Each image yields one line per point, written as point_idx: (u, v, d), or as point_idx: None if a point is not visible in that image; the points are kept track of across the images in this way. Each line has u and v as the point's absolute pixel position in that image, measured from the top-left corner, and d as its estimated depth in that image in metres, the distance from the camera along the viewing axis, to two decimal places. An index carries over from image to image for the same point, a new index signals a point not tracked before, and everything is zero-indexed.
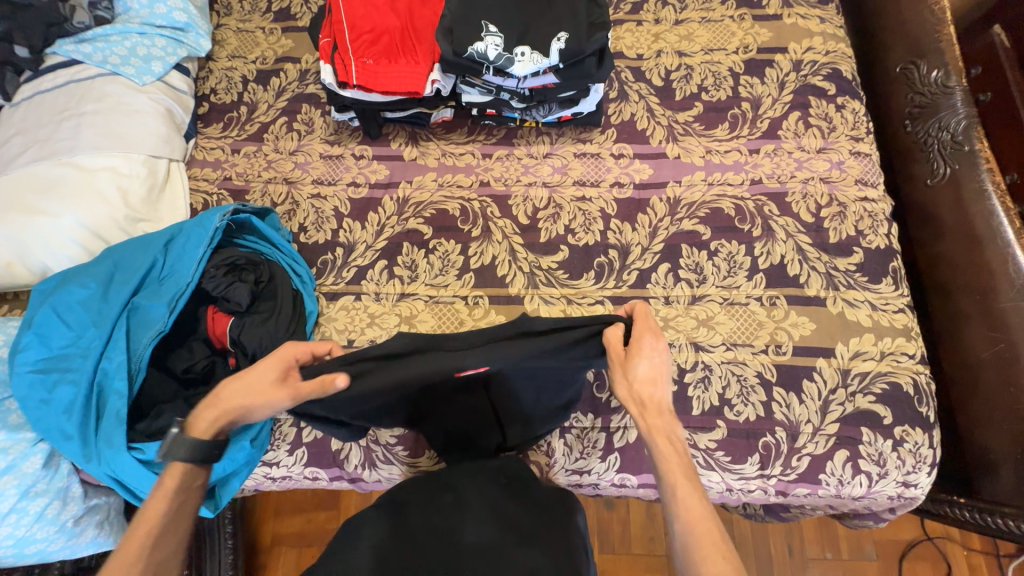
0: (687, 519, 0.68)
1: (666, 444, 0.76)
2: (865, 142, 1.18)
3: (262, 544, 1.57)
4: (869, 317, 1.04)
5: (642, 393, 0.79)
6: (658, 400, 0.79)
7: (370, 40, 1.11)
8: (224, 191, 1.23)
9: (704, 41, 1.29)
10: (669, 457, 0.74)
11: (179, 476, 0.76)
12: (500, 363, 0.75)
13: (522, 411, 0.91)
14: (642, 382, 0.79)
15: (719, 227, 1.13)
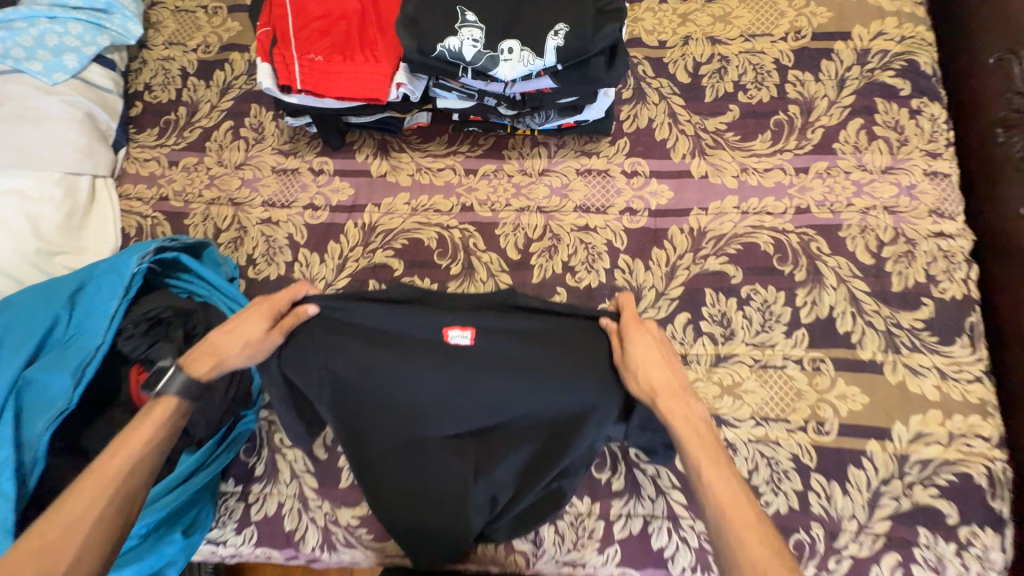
0: (745, 547, 0.53)
1: (697, 440, 0.61)
2: (944, 159, 0.94)
3: None
4: (936, 389, 0.84)
5: (655, 376, 0.65)
6: (677, 386, 0.65)
7: (320, 30, 0.88)
8: (160, 214, 1.04)
9: (744, 24, 1.03)
10: (706, 461, 0.59)
11: (162, 416, 0.65)
12: (495, 338, 0.71)
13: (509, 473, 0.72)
14: (655, 367, 0.65)
15: (753, 268, 0.92)
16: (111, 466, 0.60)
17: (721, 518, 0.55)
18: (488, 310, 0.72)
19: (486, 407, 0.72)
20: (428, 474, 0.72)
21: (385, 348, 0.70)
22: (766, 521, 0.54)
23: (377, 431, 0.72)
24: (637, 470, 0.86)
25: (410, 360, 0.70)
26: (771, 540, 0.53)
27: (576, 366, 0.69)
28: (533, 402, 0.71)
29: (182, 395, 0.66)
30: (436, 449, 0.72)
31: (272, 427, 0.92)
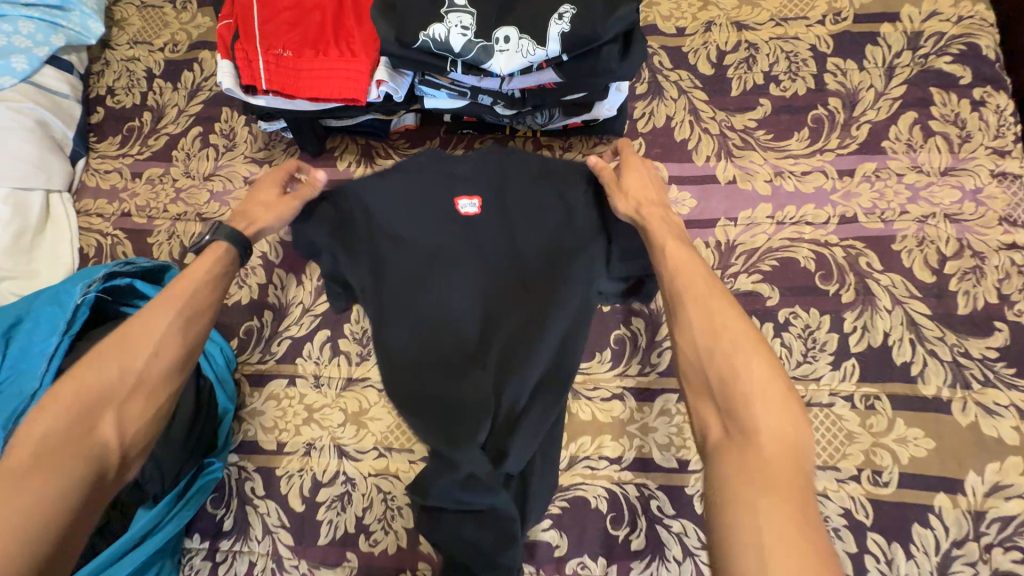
0: (700, 323, 0.50)
1: (673, 238, 0.59)
2: (1015, 158, 0.80)
3: None
4: (1016, 431, 0.71)
5: (638, 193, 0.64)
6: (658, 201, 0.65)
7: (289, 22, 0.77)
8: (121, 232, 0.94)
9: (775, 6, 0.90)
10: (677, 249, 0.57)
11: (214, 262, 0.65)
12: (501, 206, 0.70)
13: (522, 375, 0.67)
14: (642, 188, 0.65)
15: (792, 288, 0.79)
16: (176, 293, 0.61)
17: (680, 298, 0.53)
18: (494, 182, 0.71)
19: (495, 288, 0.70)
20: (439, 370, 0.67)
21: (399, 231, 0.69)
22: (727, 299, 0.51)
23: (387, 316, 0.68)
24: (661, 527, 0.73)
25: (426, 234, 0.69)
26: (732, 316, 0.50)
27: (578, 229, 0.69)
28: (539, 257, 0.69)
29: (234, 240, 0.66)
30: (442, 328, 0.68)
31: (241, 475, 0.81)
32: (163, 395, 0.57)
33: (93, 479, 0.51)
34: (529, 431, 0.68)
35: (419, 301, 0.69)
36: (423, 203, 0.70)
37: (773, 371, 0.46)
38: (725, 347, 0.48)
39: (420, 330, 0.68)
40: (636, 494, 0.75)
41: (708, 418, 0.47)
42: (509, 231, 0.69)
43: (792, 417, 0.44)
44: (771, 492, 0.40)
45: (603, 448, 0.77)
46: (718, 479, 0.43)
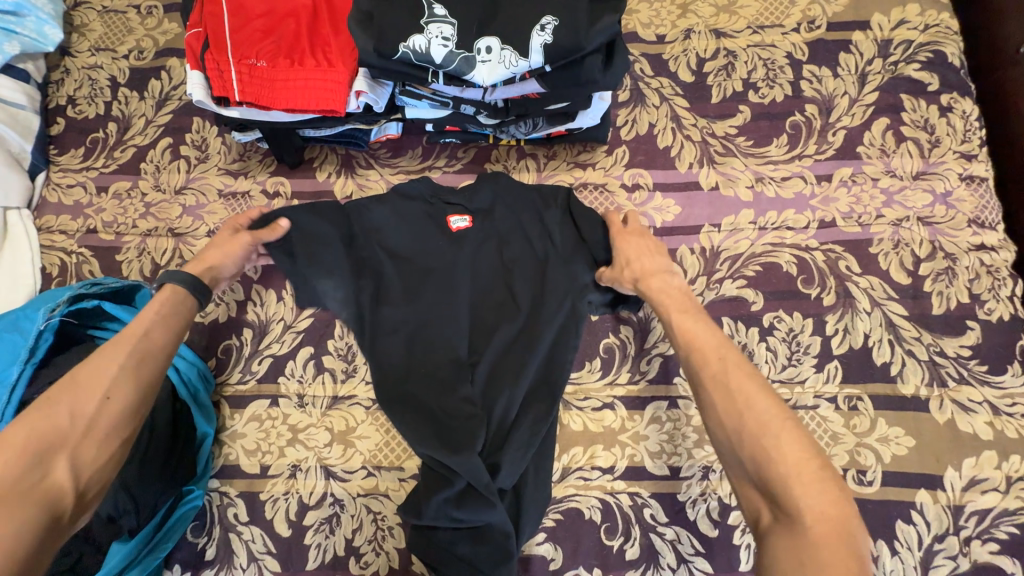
0: (725, 405, 0.58)
1: (682, 314, 0.68)
2: (980, 161, 0.84)
3: None
4: (989, 427, 0.74)
5: (642, 262, 0.73)
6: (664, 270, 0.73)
7: (263, 31, 0.75)
8: (87, 250, 0.89)
9: (751, 14, 0.92)
10: (691, 326, 0.66)
11: (163, 303, 0.68)
12: (490, 224, 0.79)
13: (510, 384, 0.73)
14: (644, 255, 0.74)
15: (776, 293, 0.80)
16: (128, 336, 0.64)
17: (703, 380, 0.61)
18: (483, 202, 0.80)
19: (485, 304, 0.77)
20: (432, 379, 0.74)
21: (399, 256, 0.78)
22: (746, 377, 0.59)
23: (384, 332, 0.75)
24: (655, 535, 0.74)
25: (423, 256, 0.78)
26: (752, 395, 0.57)
27: (560, 242, 0.78)
28: (525, 271, 0.77)
29: (185, 282, 0.70)
30: (437, 335, 0.75)
31: (223, 501, 0.78)
32: (118, 439, 0.59)
33: (50, 521, 0.52)
34: (520, 444, 0.71)
35: (416, 317, 0.76)
36: (420, 221, 0.79)
37: (801, 439, 0.53)
38: (757, 432, 0.54)
39: (416, 345, 0.75)
40: (630, 503, 0.75)
41: (757, 502, 0.53)
42: (496, 246, 0.78)
43: (827, 491, 0.50)
44: (824, 567, 0.46)
45: (595, 458, 0.77)
46: (772, 557, 0.49)
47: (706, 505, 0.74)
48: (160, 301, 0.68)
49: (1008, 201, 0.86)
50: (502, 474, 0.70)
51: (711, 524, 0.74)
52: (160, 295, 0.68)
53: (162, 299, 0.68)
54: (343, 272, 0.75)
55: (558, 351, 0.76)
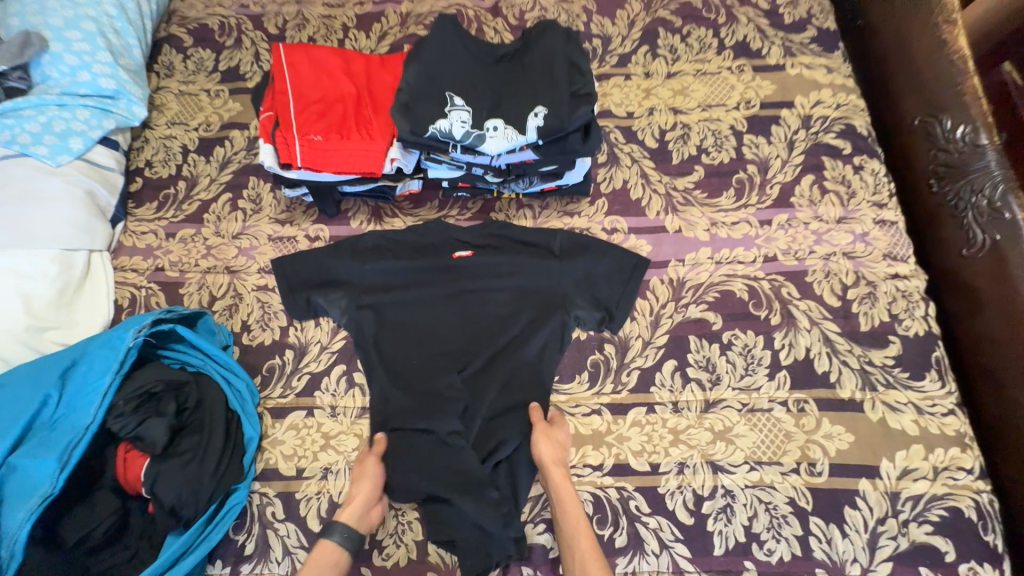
0: None
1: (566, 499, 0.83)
2: (890, 209, 1.04)
3: None
4: (915, 424, 0.88)
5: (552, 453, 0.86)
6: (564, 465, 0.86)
7: (319, 112, 0.96)
8: (155, 284, 1.06)
9: (701, 96, 1.16)
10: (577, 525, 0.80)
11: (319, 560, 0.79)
12: (483, 253, 1.03)
13: (502, 378, 0.94)
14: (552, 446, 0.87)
15: (732, 314, 0.97)
16: None
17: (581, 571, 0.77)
18: (478, 236, 1.04)
19: (478, 315, 0.99)
20: (440, 373, 0.95)
21: (409, 278, 1.02)
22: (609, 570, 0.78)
23: (397, 337, 0.98)
24: (640, 524, 0.85)
25: (427, 279, 1.02)
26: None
27: (542, 265, 1.00)
28: (511, 288, 1.00)
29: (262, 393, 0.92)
30: (439, 338, 0.98)
31: (262, 500, 0.89)
32: None
33: None
34: (510, 423, 0.92)
35: (427, 327, 0.99)
36: (427, 252, 1.04)
37: None
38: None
39: (427, 347, 0.97)
40: (617, 496, 0.87)
41: None
42: (488, 269, 1.01)
43: None
44: None
45: (586, 457, 0.90)
46: None
47: (682, 497, 0.86)
48: (318, 555, 0.79)
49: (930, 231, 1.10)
50: (494, 448, 0.89)
51: (688, 513, 0.85)
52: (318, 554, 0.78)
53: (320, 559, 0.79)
54: (365, 292, 1.01)
55: (540, 352, 0.97)
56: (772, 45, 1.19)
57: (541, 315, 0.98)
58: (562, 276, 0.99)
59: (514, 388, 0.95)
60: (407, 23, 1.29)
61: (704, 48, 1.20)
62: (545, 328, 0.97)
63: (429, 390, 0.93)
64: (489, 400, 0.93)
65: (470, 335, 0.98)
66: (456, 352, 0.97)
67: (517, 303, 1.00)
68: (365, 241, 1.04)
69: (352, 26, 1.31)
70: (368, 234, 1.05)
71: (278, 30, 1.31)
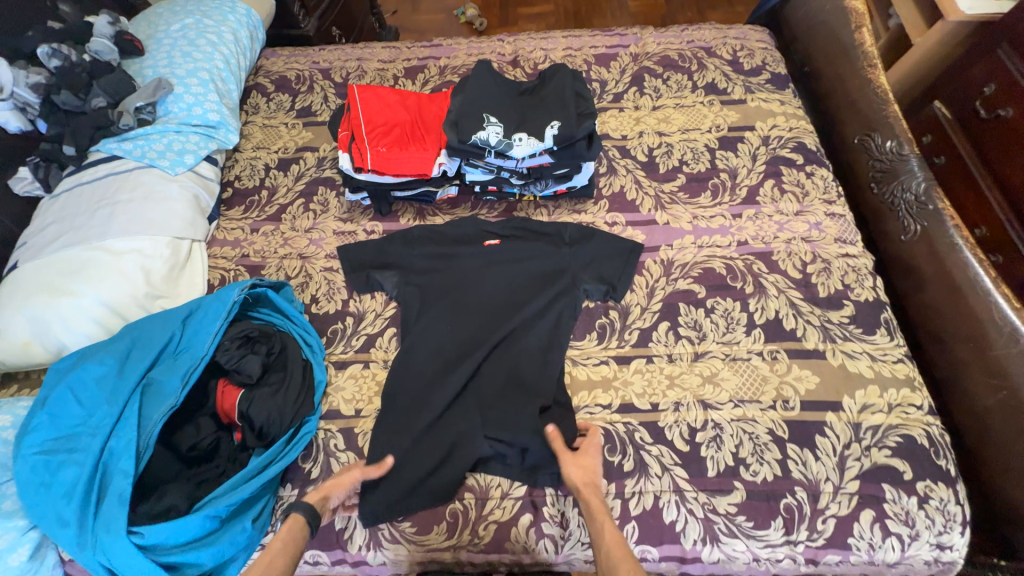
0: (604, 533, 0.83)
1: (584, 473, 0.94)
2: (838, 205, 1.28)
3: None
4: (870, 368, 1.06)
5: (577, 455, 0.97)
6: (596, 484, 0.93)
7: (384, 131, 1.25)
8: (242, 267, 1.30)
9: (680, 122, 1.45)
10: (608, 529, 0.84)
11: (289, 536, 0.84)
12: (508, 242, 1.26)
13: (521, 339, 1.14)
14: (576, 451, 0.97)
15: (713, 286, 1.19)
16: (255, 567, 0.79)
17: (613, 570, 0.78)
18: (504, 230, 1.28)
19: (504, 291, 1.21)
20: (468, 336, 1.15)
21: (447, 261, 1.25)
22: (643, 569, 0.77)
23: (436, 308, 1.19)
24: (644, 451, 1.01)
25: (462, 262, 1.24)
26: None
27: (556, 252, 1.23)
28: (531, 270, 1.23)
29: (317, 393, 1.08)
30: (471, 310, 1.18)
31: (326, 434, 1.05)
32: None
33: None
34: (530, 376, 1.09)
35: (462, 300, 1.20)
36: (462, 243, 1.28)
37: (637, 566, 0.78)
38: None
39: (461, 315, 1.18)
40: (624, 429, 1.04)
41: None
42: (512, 256, 1.25)
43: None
44: None
45: (597, 398, 1.08)
46: None
47: (678, 429, 1.03)
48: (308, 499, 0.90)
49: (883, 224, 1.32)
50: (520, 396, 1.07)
51: (684, 442, 1.02)
52: (287, 524, 0.85)
53: (288, 528, 0.85)
54: (411, 273, 1.23)
55: (556, 319, 1.16)
56: (735, 85, 1.51)
57: (556, 291, 1.19)
58: (573, 259, 1.22)
59: (533, 347, 1.13)
60: (445, 73, 1.64)
61: (681, 88, 1.52)
62: (560, 300, 1.18)
63: (464, 350, 1.13)
64: (514, 359, 1.11)
65: (497, 307, 1.19)
66: (486, 320, 1.17)
67: (536, 282, 1.21)
68: (411, 233, 1.29)
69: (402, 76, 1.65)
70: (414, 227, 1.30)
71: (343, 79, 1.66)
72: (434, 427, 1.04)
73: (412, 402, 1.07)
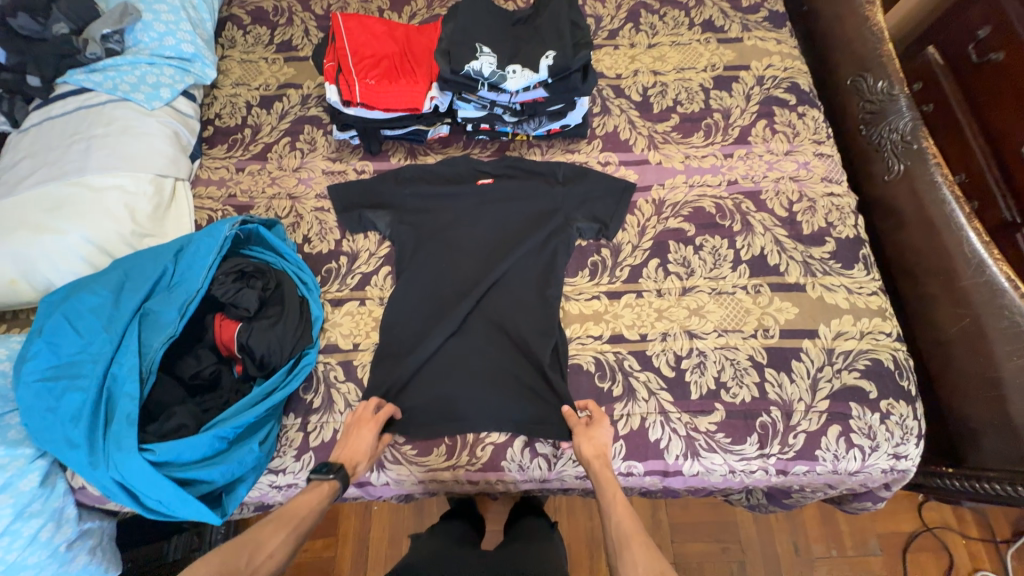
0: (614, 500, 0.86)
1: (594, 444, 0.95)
2: (826, 145, 1.30)
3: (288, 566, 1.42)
4: (846, 300, 1.12)
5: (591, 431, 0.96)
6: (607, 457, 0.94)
7: (372, 64, 1.21)
8: (229, 207, 1.27)
9: (675, 61, 1.42)
10: (620, 504, 0.85)
11: (321, 496, 0.85)
12: (501, 183, 1.25)
13: (516, 279, 1.15)
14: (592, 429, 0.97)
15: (703, 224, 1.21)
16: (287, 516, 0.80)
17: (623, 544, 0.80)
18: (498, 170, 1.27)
19: (499, 231, 1.21)
20: (465, 276, 1.16)
21: (440, 202, 1.24)
22: (654, 544, 0.79)
23: (431, 249, 1.19)
24: (632, 377, 1.07)
25: (456, 203, 1.24)
26: (658, 555, 0.77)
27: (550, 191, 1.23)
28: (525, 210, 1.23)
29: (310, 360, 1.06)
30: (466, 250, 1.19)
31: (326, 366, 1.08)
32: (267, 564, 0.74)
33: None
34: (526, 313, 1.12)
35: (456, 240, 1.20)
36: (455, 183, 1.26)
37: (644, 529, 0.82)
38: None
39: (455, 256, 1.18)
40: (614, 358, 1.09)
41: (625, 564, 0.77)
42: (506, 196, 1.24)
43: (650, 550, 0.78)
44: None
45: (588, 330, 1.12)
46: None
47: (665, 357, 1.08)
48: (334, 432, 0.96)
49: (868, 166, 1.35)
50: (516, 333, 1.10)
51: (670, 368, 1.07)
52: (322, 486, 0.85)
53: (320, 491, 0.85)
54: (404, 214, 1.23)
55: (551, 257, 1.18)
56: (733, 23, 1.47)
57: (550, 231, 1.20)
58: (567, 198, 1.23)
59: (527, 285, 1.15)
60: (432, 6, 1.56)
61: (677, 25, 1.47)
62: (554, 239, 1.19)
63: (460, 289, 1.15)
64: (509, 297, 1.14)
65: (492, 246, 1.20)
66: (481, 260, 1.18)
67: (530, 222, 1.22)
68: (402, 173, 1.26)
69: (387, 8, 1.56)
70: (405, 167, 1.28)
71: (324, 11, 1.56)
72: (433, 364, 1.08)
73: (411, 340, 1.10)
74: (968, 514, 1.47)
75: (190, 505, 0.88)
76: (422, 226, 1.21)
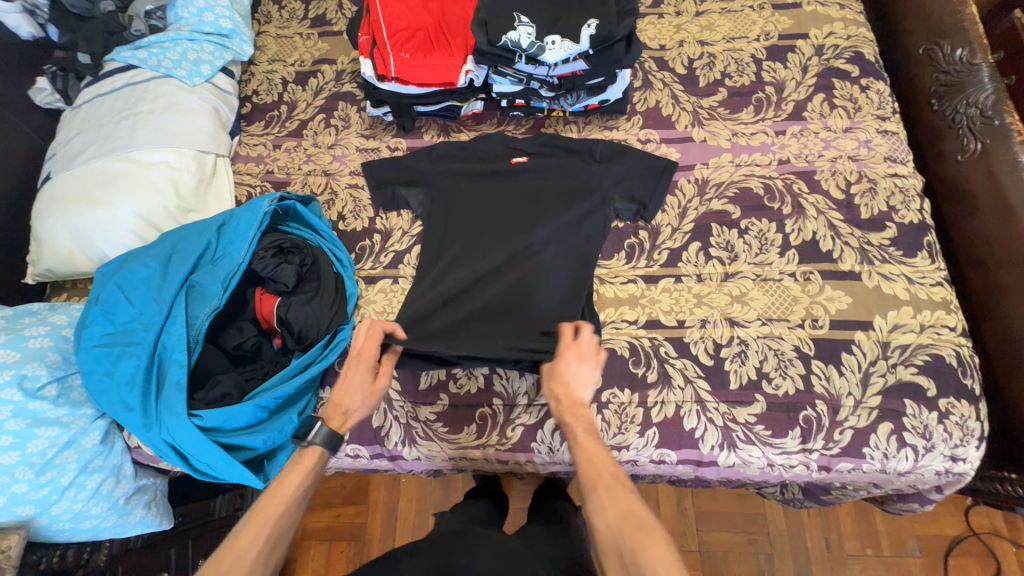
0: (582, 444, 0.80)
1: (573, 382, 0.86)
2: (892, 122, 1.19)
3: (321, 533, 1.49)
4: (905, 291, 1.04)
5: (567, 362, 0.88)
6: (577, 400, 0.85)
7: (407, 36, 1.19)
8: (267, 183, 1.29)
9: (725, 30, 1.33)
10: (591, 450, 0.78)
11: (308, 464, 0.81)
12: (535, 159, 1.22)
13: (545, 254, 1.12)
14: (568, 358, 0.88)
15: (749, 206, 1.14)
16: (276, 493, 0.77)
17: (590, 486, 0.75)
18: (532, 145, 1.23)
19: (531, 208, 1.18)
20: (495, 250, 1.13)
21: (472, 178, 1.22)
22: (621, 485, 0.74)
23: (462, 225, 1.17)
24: (668, 364, 1.03)
25: (487, 179, 1.21)
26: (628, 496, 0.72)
27: (586, 169, 1.19)
28: (559, 188, 1.19)
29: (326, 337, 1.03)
30: (496, 226, 1.17)
31: None
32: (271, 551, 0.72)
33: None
34: (556, 291, 1.09)
35: (487, 216, 1.17)
36: (487, 159, 1.23)
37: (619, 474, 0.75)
38: (634, 524, 0.69)
39: (485, 232, 1.16)
40: (649, 343, 1.05)
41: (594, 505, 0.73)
42: (539, 172, 1.20)
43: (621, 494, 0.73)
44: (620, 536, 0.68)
45: (623, 314, 1.09)
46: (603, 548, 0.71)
47: (703, 344, 1.04)
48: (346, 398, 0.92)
49: (937, 145, 1.23)
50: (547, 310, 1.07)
51: (709, 356, 1.03)
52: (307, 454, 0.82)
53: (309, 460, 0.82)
54: (435, 190, 1.21)
55: (586, 239, 1.14)
56: None
57: (585, 210, 1.16)
58: (604, 177, 1.18)
59: (558, 264, 1.12)
60: None
61: None
62: (589, 219, 1.15)
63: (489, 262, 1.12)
64: (540, 272, 1.11)
65: (523, 222, 1.16)
66: (512, 236, 1.15)
67: (564, 200, 1.18)
68: (434, 149, 1.24)
69: None
70: (439, 144, 1.25)
71: None
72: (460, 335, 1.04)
73: (439, 311, 1.08)
74: (1021, 522, 1.38)
75: (234, 469, 0.92)
76: (453, 203, 1.19)
